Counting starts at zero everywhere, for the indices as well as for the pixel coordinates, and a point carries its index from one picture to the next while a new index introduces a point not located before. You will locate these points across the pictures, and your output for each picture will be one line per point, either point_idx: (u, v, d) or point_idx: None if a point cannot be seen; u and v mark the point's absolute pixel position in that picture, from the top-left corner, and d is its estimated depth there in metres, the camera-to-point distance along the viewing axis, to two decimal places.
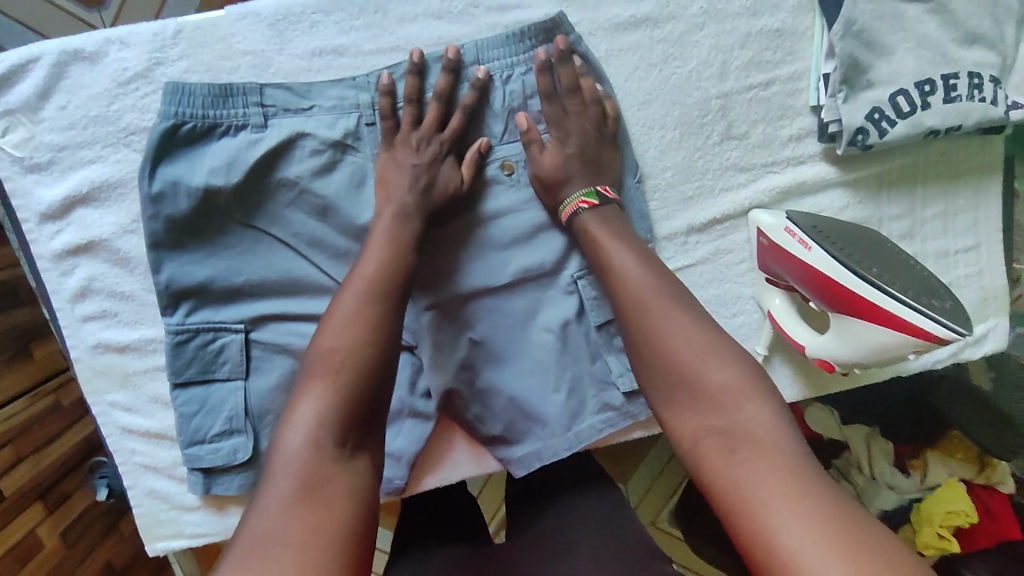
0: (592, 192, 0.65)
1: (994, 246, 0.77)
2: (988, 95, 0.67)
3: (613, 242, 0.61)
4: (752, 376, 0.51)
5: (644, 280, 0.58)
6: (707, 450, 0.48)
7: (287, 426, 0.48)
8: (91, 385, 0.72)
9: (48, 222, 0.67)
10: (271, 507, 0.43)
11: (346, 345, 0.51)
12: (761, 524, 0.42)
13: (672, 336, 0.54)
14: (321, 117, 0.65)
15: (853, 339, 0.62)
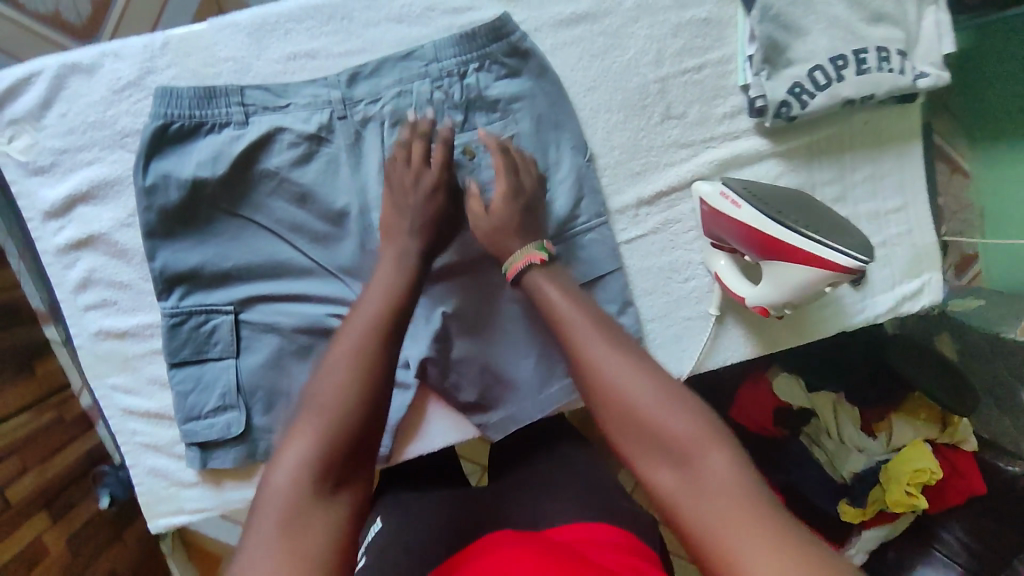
0: (542, 248, 0.66)
1: (919, 206, 0.84)
2: (896, 67, 0.74)
3: (558, 295, 0.62)
4: (710, 423, 0.50)
5: (589, 329, 0.58)
6: (671, 496, 0.48)
7: (275, 468, 0.50)
8: (94, 370, 0.78)
9: (51, 220, 0.74)
10: (260, 545, 0.45)
11: (327, 401, 0.53)
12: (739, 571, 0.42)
13: (623, 389, 0.52)
14: (297, 113, 0.72)
15: (781, 280, 0.69)
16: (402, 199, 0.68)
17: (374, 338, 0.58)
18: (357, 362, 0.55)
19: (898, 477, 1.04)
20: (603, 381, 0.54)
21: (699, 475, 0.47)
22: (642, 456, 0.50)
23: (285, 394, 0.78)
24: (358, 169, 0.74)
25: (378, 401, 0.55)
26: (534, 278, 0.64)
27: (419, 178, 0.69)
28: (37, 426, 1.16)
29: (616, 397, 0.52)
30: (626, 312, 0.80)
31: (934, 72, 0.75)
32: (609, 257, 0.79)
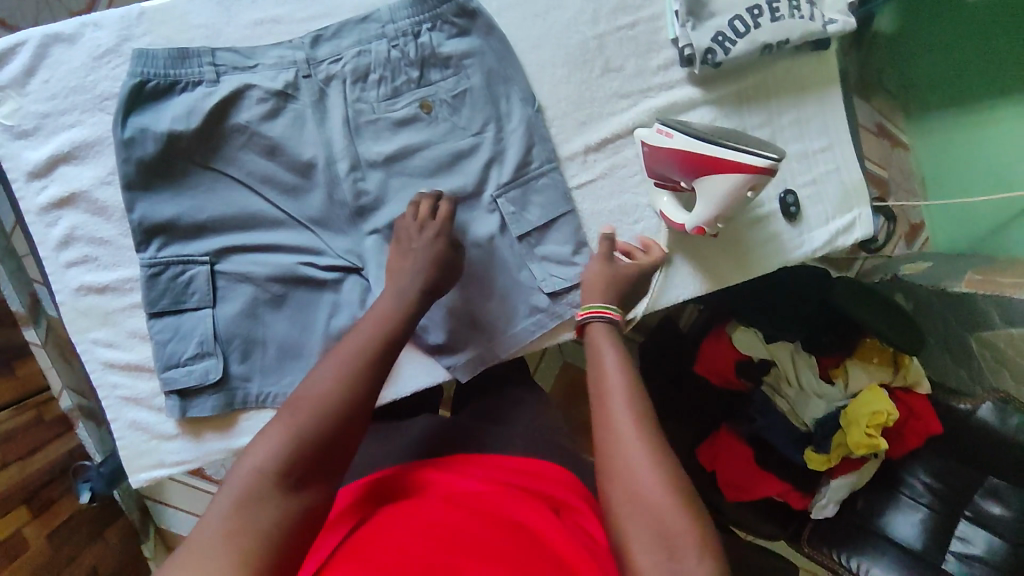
0: (609, 308, 0.71)
1: (845, 145, 0.91)
2: (806, 14, 0.83)
3: (610, 359, 0.64)
4: (703, 525, 0.52)
5: (625, 399, 0.60)
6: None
7: (244, 458, 0.54)
8: (75, 325, 0.82)
9: (35, 179, 0.80)
10: (213, 519, 0.49)
11: (314, 396, 0.58)
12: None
13: (639, 468, 0.54)
14: (264, 72, 0.80)
15: (709, 194, 0.76)
16: (407, 246, 0.73)
17: (372, 373, 0.62)
18: (354, 396, 0.59)
19: (858, 421, 1.06)
20: (620, 446, 0.56)
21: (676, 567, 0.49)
22: (627, 526, 0.52)
23: (261, 341, 0.82)
24: (322, 123, 0.81)
25: (353, 418, 0.58)
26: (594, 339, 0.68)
27: (427, 224, 0.75)
28: (18, 424, 1.16)
29: (624, 469, 0.55)
30: (580, 252, 0.86)
31: (840, 19, 0.84)
32: (561, 200, 0.86)
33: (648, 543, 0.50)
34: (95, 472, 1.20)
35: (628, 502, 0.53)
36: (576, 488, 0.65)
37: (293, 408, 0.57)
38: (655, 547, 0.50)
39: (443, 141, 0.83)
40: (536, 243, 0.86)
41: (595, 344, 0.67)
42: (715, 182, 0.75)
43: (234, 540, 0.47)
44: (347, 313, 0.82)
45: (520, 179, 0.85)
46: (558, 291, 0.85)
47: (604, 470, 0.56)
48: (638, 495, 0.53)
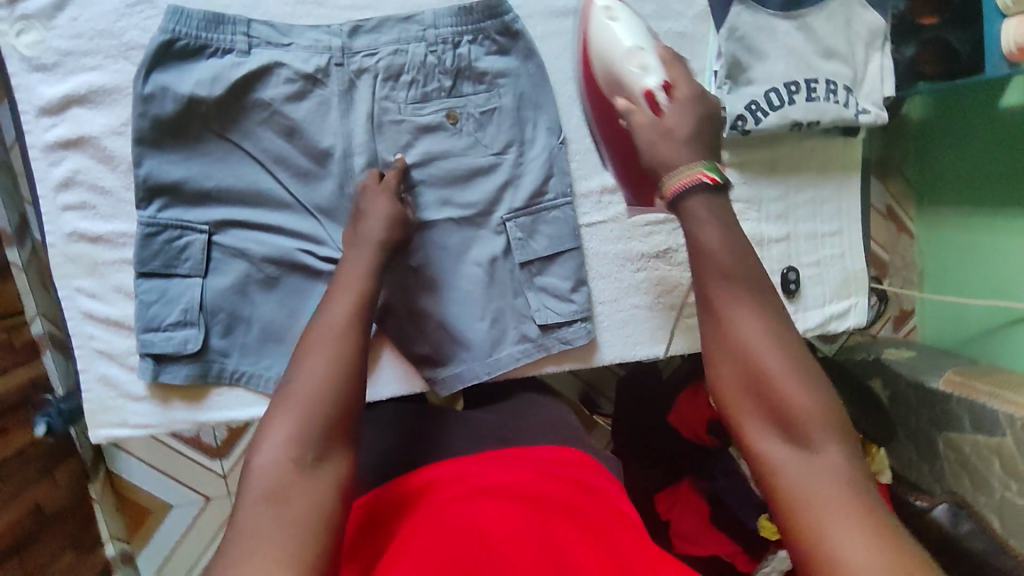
0: (709, 167, 0.59)
1: (853, 233, 0.92)
2: (841, 100, 0.83)
3: (709, 224, 0.57)
4: (835, 415, 0.50)
5: (730, 270, 0.55)
6: (780, 474, 0.49)
7: (255, 451, 0.51)
8: (61, 270, 0.81)
9: (45, 116, 0.78)
10: (248, 512, 0.47)
11: (315, 368, 0.56)
12: (832, 553, 0.44)
13: (762, 350, 0.52)
14: (297, 53, 0.79)
15: (602, 63, 0.75)
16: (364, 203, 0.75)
17: (351, 338, 0.59)
18: (345, 369, 0.56)
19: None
20: (732, 329, 0.54)
21: (816, 456, 0.48)
22: (748, 423, 0.52)
23: (245, 320, 0.82)
24: (347, 114, 0.81)
25: (356, 378, 0.57)
26: (680, 198, 0.59)
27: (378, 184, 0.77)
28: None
29: (743, 357, 0.52)
30: (578, 290, 0.87)
31: (873, 110, 0.85)
32: (568, 235, 0.87)
33: (778, 439, 0.50)
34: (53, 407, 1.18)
35: (746, 399, 0.52)
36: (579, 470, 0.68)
37: (291, 389, 0.54)
38: (784, 440, 0.50)
39: (463, 155, 0.84)
40: (536, 272, 0.87)
41: (692, 202, 0.58)
42: (608, 53, 0.74)
43: (281, 523, 0.47)
44: None
45: (532, 207, 0.85)
46: (549, 325, 0.87)
47: (715, 364, 0.54)
48: (760, 387, 0.51)
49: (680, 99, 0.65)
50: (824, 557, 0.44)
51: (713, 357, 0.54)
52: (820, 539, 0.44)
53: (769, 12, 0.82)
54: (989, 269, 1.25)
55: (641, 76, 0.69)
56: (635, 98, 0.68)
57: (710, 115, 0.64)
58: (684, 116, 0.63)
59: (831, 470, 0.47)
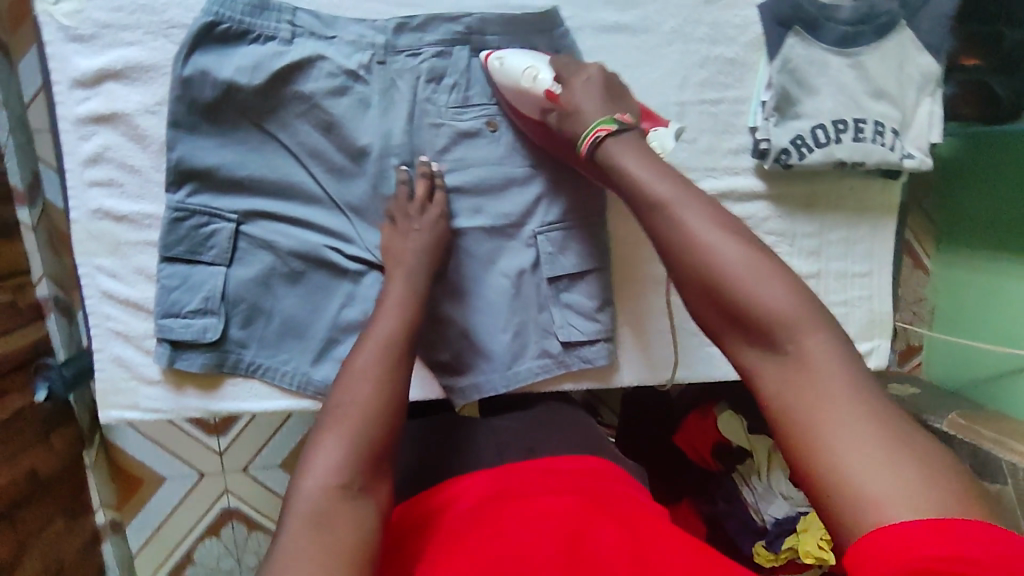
0: (609, 120, 0.64)
1: (883, 275, 0.91)
2: (888, 142, 0.82)
3: (637, 162, 0.60)
4: (809, 302, 0.49)
5: (667, 194, 0.56)
6: (766, 373, 0.48)
7: (304, 474, 0.55)
8: (82, 247, 0.79)
9: (78, 88, 0.76)
10: (295, 533, 0.50)
11: (358, 402, 0.59)
12: (821, 447, 0.42)
13: (720, 259, 0.51)
14: (340, 47, 0.77)
15: (520, 93, 0.76)
16: (409, 226, 0.76)
17: (395, 371, 0.63)
18: (388, 401, 0.60)
19: (814, 530, 1.05)
20: (691, 246, 0.53)
21: (797, 356, 0.47)
22: (727, 337, 0.51)
23: (266, 313, 0.81)
24: (386, 113, 0.79)
25: (394, 413, 0.60)
26: (609, 151, 0.63)
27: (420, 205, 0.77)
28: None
29: (702, 270, 0.52)
30: (603, 310, 0.86)
31: (918, 155, 0.83)
32: (598, 254, 0.85)
33: (753, 348, 0.49)
34: (54, 371, 1.15)
35: (714, 312, 0.52)
36: (606, 475, 0.70)
37: (338, 415, 0.58)
38: (758, 346, 0.49)
39: (499, 164, 0.83)
40: (563, 289, 0.85)
41: (610, 153, 0.63)
42: (502, 84, 0.77)
43: (328, 544, 0.49)
44: (359, 309, 0.81)
45: (565, 223, 0.84)
46: (572, 342, 0.86)
47: (680, 287, 0.54)
48: (724, 299, 0.51)
49: (579, 82, 0.70)
50: (814, 451, 0.43)
51: (677, 276, 0.54)
52: (807, 432, 0.44)
53: (824, 46, 0.80)
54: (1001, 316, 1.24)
55: (537, 85, 0.74)
56: (543, 103, 0.73)
57: (608, 77, 0.71)
58: (582, 92, 0.69)
59: (813, 363, 0.46)
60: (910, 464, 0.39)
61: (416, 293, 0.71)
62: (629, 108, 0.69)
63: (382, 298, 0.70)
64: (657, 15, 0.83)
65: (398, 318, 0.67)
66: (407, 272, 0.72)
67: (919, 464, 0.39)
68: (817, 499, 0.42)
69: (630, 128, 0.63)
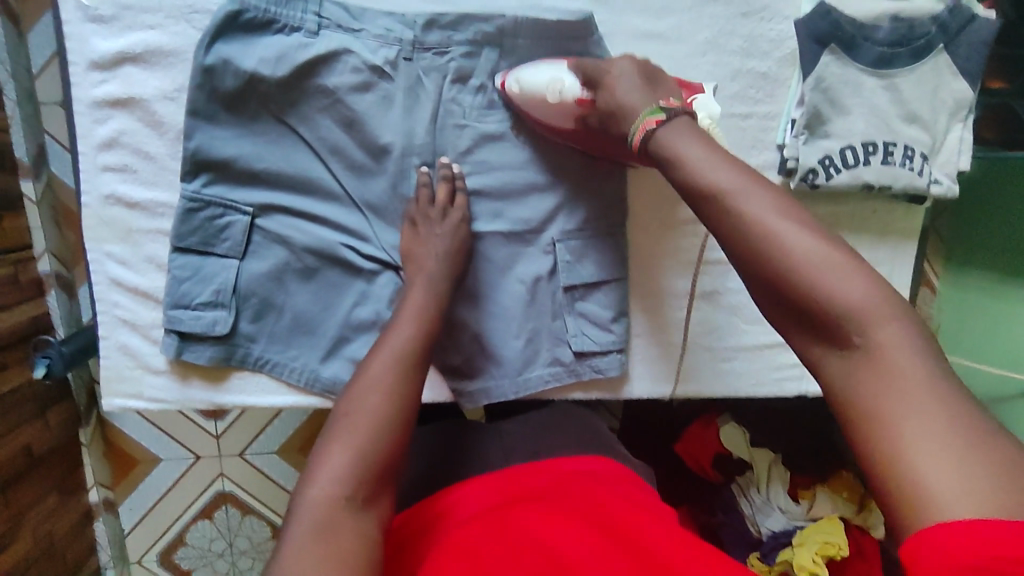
0: (657, 110, 0.62)
1: (901, 300, 0.90)
2: (917, 167, 0.80)
3: (691, 148, 0.58)
4: (883, 294, 0.47)
5: (730, 182, 0.54)
6: (836, 366, 0.47)
7: (309, 481, 0.53)
8: (93, 232, 0.77)
9: (95, 70, 0.74)
10: (296, 542, 0.49)
11: (369, 412, 0.58)
12: (890, 444, 0.42)
13: (787, 251, 0.50)
14: (366, 41, 0.75)
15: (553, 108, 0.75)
16: (429, 231, 0.75)
17: (406, 380, 0.62)
18: (398, 412, 0.59)
19: (808, 546, 1.01)
20: (759, 237, 0.51)
21: (866, 349, 0.46)
22: (795, 329, 0.50)
23: (277, 308, 0.79)
24: (409, 111, 0.77)
25: (405, 424, 0.59)
26: (661, 141, 0.60)
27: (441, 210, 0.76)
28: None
29: (767, 263, 0.51)
30: (618, 321, 0.85)
31: (946, 182, 0.82)
32: (615, 265, 0.84)
33: (821, 342, 0.49)
34: (54, 349, 1.04)
35: (782, 304, 0.50)
36: (620, 481, 0.69)
37: (345, 424, 0.57)
38: (825, 340, 0.48)
39: (521, 169, 0.81)
40: (578, 298, 0.84)
41: (662, 140, 0.60)
42: (523, 99, 0.76)
43: (329, 554, 0.48)
44: (371, 308, 0.80)
45: (585, 231, 0.83)
46: (584, 352, 0.84)
47: (746, 278, 0.53)
48: (791, 292, 0.50)
49: (612, 81, 0.69)
50: (883, 448, 0.42)
51: (741, 267, 0.53)
52: (877, 430, 0.43)
53: (859, 66, 0.79)
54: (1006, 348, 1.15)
55: (566, 96, 0.74)
56: (575, 112, 0.74)
57: (640, 66, 0.69)
58: (622, 86, 0.67)
59: (884, 358, 0.45)
60: (984, 459, 0.39)
61: (435, 300, 0.70)
62: (668, 88, 0.68)
63: (400, 306, 0.69)
64: (691, 25, 0.81)
65: (413, 328, 0.66)
66: (425, 278, 0.71)
67: (995, 460, 0.39)
68: (884, 495, 0.42)
69: (679, 114, 0.61)
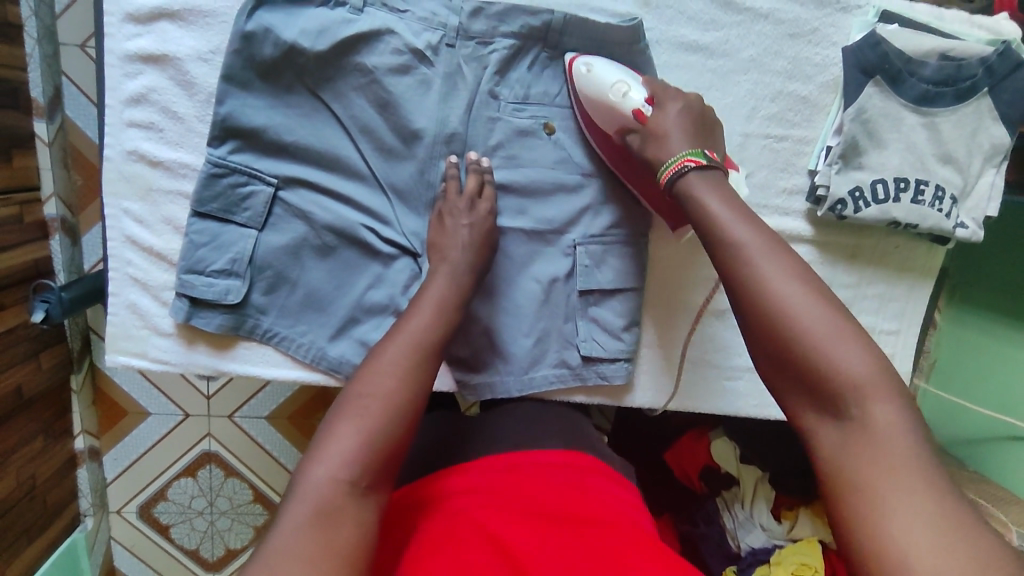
0: (699, 153, 0.63)
1: (912, 336, 0.89)
2: (946, 209, 0.80)
3: (714, 198, 0.59)
4: (882, 370, 0.47)
5: (745, 238, 0.55)
6: (827, 438, 0.47)
7: (313, 460, 0.51)
8: (111, 187, 0.76)
9: (130, 23, 0.73)
10: (289, 526, 0.46)
11: (383, 395, 0.55)
12: (873, 518, 0.41)
13: (796, 314, 0.50)
14: (410, 23, 0.75)
15: (607, 108, 0.74)
16: (454, 220, 0.74)
17: (419, 369, 0.59)
18: (413, 401, 0.57)
19: (786, 565, 0.97)
20: (767, 298, 0.51)
21: (861, 421, 0.45)
22: (789, 395, 0.50)
23: (291, 282, 0.78)
24: (446, 99, 0.76)
25: (415, 417, 0.57)
26: (688, 184, 0.61)
27: (472, 202, 0.75)
28: (4, 214, 1.04)
29: (770, 323, 0.51)
30: (629, 330, 0.84)
31: (972, 226, 0.82)
32: (635, 274, 0.83)
33: (815, 411, 0.48)
34: (54, 294, 1.00)
35: (781, 368, 0.50)
36: (614, 482, 0.68)
37: (357, 405, 0.54)
38: (820, 410, 0.48)
39: (551, 168, 0.80)
40: (592, 303, 0.83)
41: (689, 184, 0.61)
42: (585, 91, 0.75)
43: (324, 545, 0.45)
44: (386, 292, 0.78)
45: (608, 237, 0.82)
46: (592, 357, 0.83)
47: (749, 337, 0.53)
48: (790, 358, 0.49)
49: (674, 107, 0.70)
50: (865, 526, 0.41)
51: (745, 327, 0.53)
52: (862, 506, 0.42)
53: (901, 101, 0.78)
54: (990, 382, 1.06)
55: (625, 104, 0.72)
56: (626, 122, 0.72)
57: (701, 110, 0.71)
58: (677, 117, 0.69)
59: (877, 434, 0.44)
60: (965, 548, 0.38)
61: (456, 293, 0.68)
62: (710, 143, 0.69)
63: (422, 293, 0.67)
64: (738, 41, 0.81)
65: (436, 322, 0.64)
66: (449, 267, 0.70)
67: (975, 551, 0.38)
68: (859, 567, 0.41)
69: (716, 168, 0.62)
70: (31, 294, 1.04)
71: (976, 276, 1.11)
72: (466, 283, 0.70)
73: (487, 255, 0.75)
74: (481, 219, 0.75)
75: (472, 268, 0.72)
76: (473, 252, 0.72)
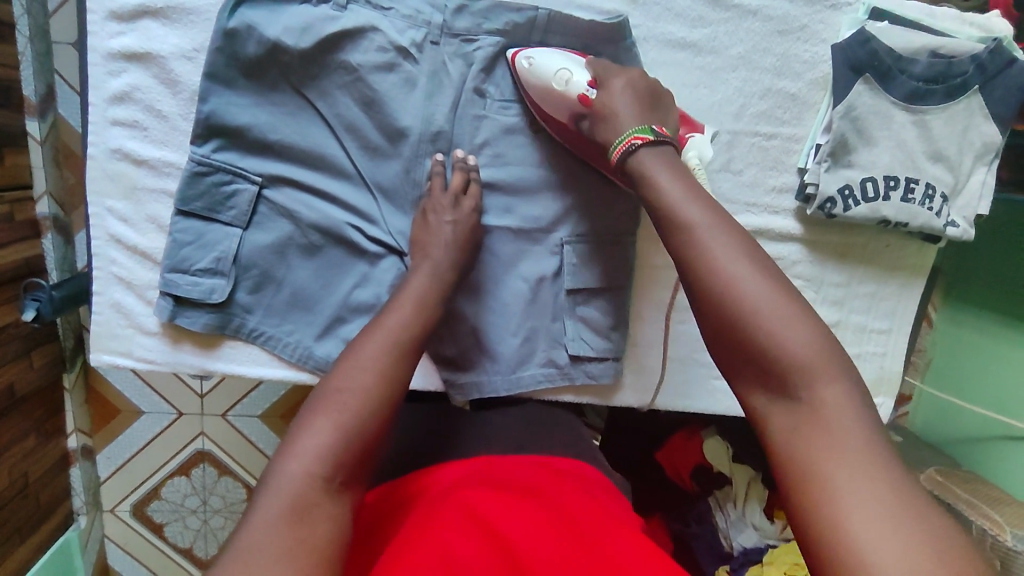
0: (647, 130, 0.63)
1: (903, 335, 0.89)
2: (936, 208, 0.79)
3: (669, 177, 0.58)
4: (829, 349, 0.47)
5: (697, 217, 0.54)
6: (778, 420, 0.46)
7: (288, 455, 0.50)
8: (95, 186, 0.76)
9: (114, 21, 0.72)
10: (261, 520, 0.46)
11: (358, 389, 0.55)
12: (825, 502, 0.41)
13: (747, 294, 0.49)
14: (394, 20, 0.74)
15: (554, 97, 0.73)
16: (438, 218, 0.73)
17: (397, 364, 0.59)
18: (390, 396, 0.57)
19: (779, 564, 0.97)
20: (718, 277, 0.51)
21: (811, 404, 0.45)
22: (740, 375, 0.50)
23: (276, 281, 0.77)
24: (432, 96, 0.75)
25: (390, 412, 0.56)
26: (643, 163, 0.60)
27: (457, 199, 0.74)
28: None
29: (722, 303, 0.50)
30: (617, 329, 0.83)
31: (962, 225, 0.81)
32: (622, 272, 0.82)
33: (766, 392, 0.48)
34: (44, 292, 0.99)
35: (732, 348, 0.50)
36: (598, 483, 0.68)
37: (335, 400, 0.54)
38: (770, 391, 0.47)
39: (537, 166, 0.80)
40: (580, 302, 0.82)
41: (644, 163, 0.60)
42: (531, 83, 0.74)
43: (295, 540, 0.45)
44: (372, 290, 0.78)
45: (595, 236, 0.81)
46: (580, 357, 0.83)
47: (701, 316, 0.52)
48: (743, 339, 0.49)
49: (617, 85, 0.68)
50: (817, 510, 0.41)
51: (696, 306, 0.52)
52: (814, 489, 0.42)
53: (891, 99, 0.77)
54: (985, 381, 1.05)
55: (571, 88, 0.71)
56: (576, 108, 0.71)
57: (648, 84, 0.69)
58: (621, 96, 0.67)
59: (827, 416, 0.44)
60: (914, 529, 0.38)
61: (439, 291, 0.68)
62: (665, 118, 0.69)
63: (403, 290, 0.66)
64: (726, 38, 0.80)
65: (418, 319, 0.64)
66: (432, 265, 0.69)
67: (923, 531, 0.38)
68: (812, 550, 0.41)
69: (665, 143, 0.62)
70: (21, 292, 1.04)
71: (970, 275, 1.10)
72: (449, 281, 0.70)
73: (471, 252, 0.74)
74: (466, 217, 0.74)
75: (455, 266, 0.71)
76: (456, 250, 0.72)
